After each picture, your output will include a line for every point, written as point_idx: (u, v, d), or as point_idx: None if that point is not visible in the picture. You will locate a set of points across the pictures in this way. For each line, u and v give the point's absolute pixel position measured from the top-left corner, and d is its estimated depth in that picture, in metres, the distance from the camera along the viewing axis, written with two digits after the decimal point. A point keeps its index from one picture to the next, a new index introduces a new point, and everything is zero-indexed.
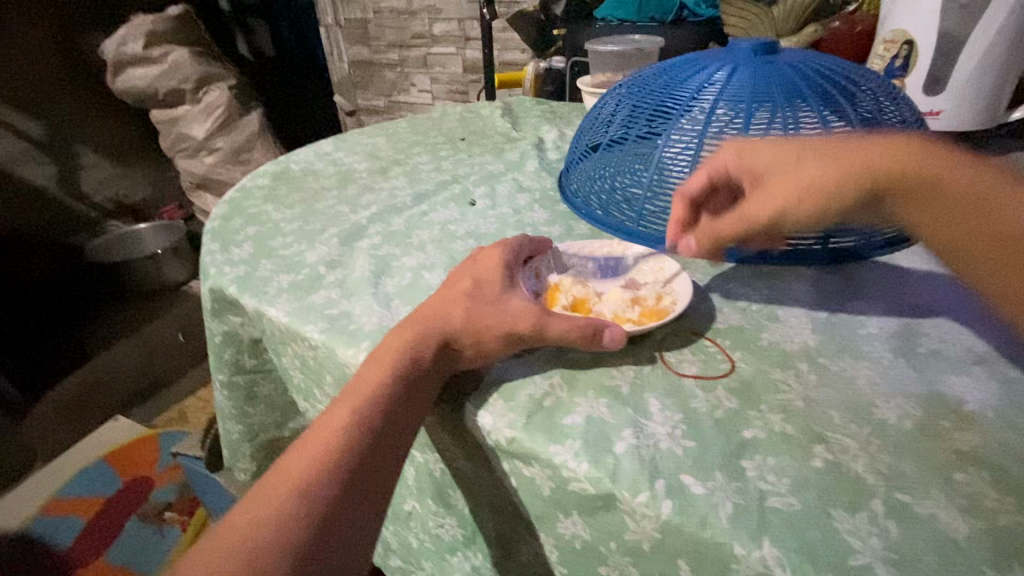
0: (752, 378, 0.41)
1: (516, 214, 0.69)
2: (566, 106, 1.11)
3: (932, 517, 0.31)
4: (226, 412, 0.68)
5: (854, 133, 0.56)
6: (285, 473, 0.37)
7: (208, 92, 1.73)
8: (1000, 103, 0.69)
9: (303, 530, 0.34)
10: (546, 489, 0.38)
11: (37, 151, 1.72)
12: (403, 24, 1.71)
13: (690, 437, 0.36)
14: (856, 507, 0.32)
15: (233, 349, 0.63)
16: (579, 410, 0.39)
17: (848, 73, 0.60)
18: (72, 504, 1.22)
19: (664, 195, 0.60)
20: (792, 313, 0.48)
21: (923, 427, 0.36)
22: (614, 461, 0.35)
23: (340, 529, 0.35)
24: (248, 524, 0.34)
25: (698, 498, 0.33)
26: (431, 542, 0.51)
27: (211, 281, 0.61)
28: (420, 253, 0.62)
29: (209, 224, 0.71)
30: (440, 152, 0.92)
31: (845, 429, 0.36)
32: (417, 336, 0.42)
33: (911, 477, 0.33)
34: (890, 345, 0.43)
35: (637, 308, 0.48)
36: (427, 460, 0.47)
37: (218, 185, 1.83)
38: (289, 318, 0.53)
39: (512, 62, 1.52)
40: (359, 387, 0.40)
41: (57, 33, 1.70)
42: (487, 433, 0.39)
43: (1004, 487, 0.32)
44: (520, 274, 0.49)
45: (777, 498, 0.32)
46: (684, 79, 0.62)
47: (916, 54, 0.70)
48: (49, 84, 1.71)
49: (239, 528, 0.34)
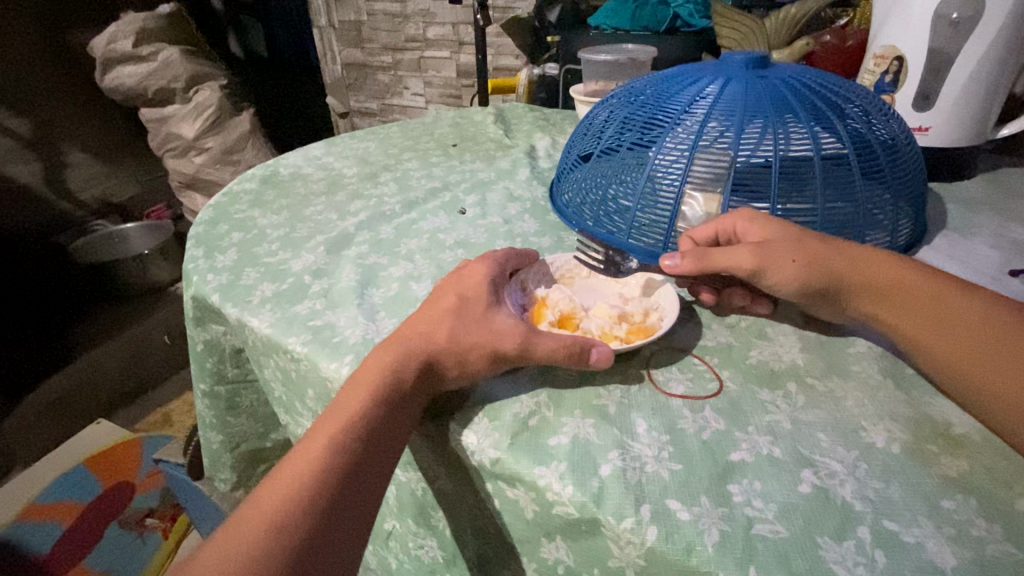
0: (740, 399, 0.40)
1: (506, 224, 0.69)
2: (559, 113, 1.11)
3: (920, 546, 0.30)
4: (206, 421, 0.67)
5: (844, 149, 0.56)
6: (261, 506, 0.36)
7: (199, 92, 1.71)
8: (988, 120, 0.69)
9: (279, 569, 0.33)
10: (529, 511, 0.37)
11: (23, 148, 1.69)
12: (397, 27, 1.70)
13: (677, 460, 0.36)
14: (843, 535, 0.31)
15: (215, 358, 0.61)
16: (565, 431, 0.38)
17: (838, 90, 0.60)
18: (49, 510, 1.18)
19: (654, 207, 0.59)
20: (782, 331, 0.48)
21: (910, 451, 0.36)
22: (599, 484, 0.35)
23: (319, 566, 0.34)
24: (222, 560, 0.33)
25: (684, 524, 0.32)
26: (411, 562, 0.50)
27: (193, 289, 0.60)
28: (408, 263, 0.61)
29: (194, 230, 0.69)
30: (431, 158, 0.91)
31: (833, 453, 0.36)
32: (400, 358, 0.41)
33: (898, 503, 0.33)
34: (879, 366, 0.43)
35: (624, 325, 0.47)
36: (409, 479, 0.46)
37: (208, 185, 1.82)
38: (272, 329, 0.52)
39: (506, 68, 1.52)
40: (338, 413, 0.39)
41: (46, 28, 1.67)
42: (471, 453, 0.39)
43: (991, 514, 0.32)
44: (506, 289, 0.48)
45: (764, 526, 0.32)
46: (677, 91, 0.62)
47: (906, 71, 0.70)
48: (36, 80, 1.68)
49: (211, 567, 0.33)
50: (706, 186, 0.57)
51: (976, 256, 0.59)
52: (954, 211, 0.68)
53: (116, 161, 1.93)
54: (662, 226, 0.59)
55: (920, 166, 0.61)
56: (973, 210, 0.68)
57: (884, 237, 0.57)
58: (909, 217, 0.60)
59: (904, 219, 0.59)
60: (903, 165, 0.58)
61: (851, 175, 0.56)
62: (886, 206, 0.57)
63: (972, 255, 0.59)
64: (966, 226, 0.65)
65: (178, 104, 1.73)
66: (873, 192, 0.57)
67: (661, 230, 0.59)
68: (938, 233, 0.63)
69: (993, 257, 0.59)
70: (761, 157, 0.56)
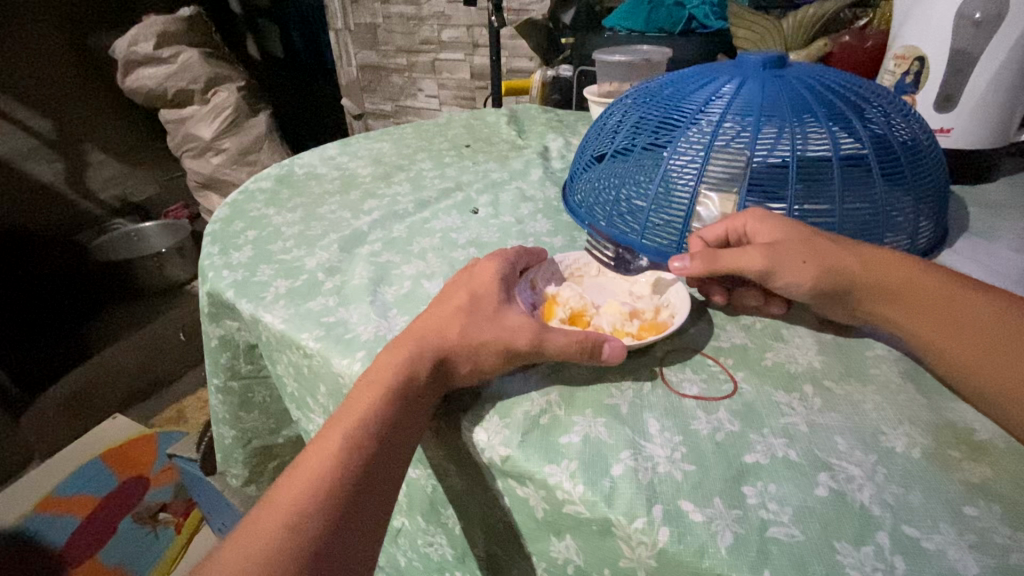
0: (755, 401, 0.40)
1: (518, 223, 0.69)
2: (573, 115, 1.11)
3: (941, 553, 0.29)
4: (220, 416, 0.67)
5: (863, 150, 0.55)
6: (277, 503, 0.36)
7: (217, 93, 1.74)
8: (1012, 121, 0.68)
9: (294, 566, 0.33)
10: (539, 510, 0.37)
11: (45, 148, 1.72)
12: (412, 29, 1.71)
13: (690, 460, 0.35)
14: (861, 540, 0.30)
15: (229, 354, 0.62)
16: (576, 429, 0.38)
17: (858, 90, 0.59)
18: (66, 503, 1.21)
19: (669, 207, 0.58)
20: (798, 333, 0.47)
21: (931, 457, 0.35)
22: (611, 484, 0.34)
23: (334, 567, 0.34)
24: (241, 557, 0.33)
25: (697, 525, 0.32)
26: (421, 559, 0.50)
27: (209, 285, 0.60)
28: (420, 261, 0.61)
29: (209, 227, 0.70)
30: (444, 158, 0.91)
31: (850, 457, 0.35)
32: (411, 355, 0.41)
33: (918, 509, 0.32)
34: (898, 369, 0.42)
35: (636, 322, 0.47)
36: (420, 475, 0.46)
37: (225, 186, 1.84)
38: (285, 325, 0.52)
39: (520, 69, 1.52)
40: (351, 410, 0.39)
41: (70, 30, 1.70)
42: (482, 450, 0.39)
43: (1015, 522, 0.31)
44: (516, 287, 0.48)
45: (779, 529, 0.31)
46: (693, 91, 0.61)
47: (928, 71, 0.68)
48: (59, 81, 1.71)
49: (227, 565, 0.33)
50: (722, 186, 0.57)
51: (999, 259, 0.58)
52: (977, 214, 0.67)
53: (136, 161, 1.95)
54: (676, 227, 0.58)
55: (941, 167, 0.59)
56: (996, 213, 0.67)
57: (904, 239, 0.56)
58: (929, 219, 0.59)
59: (923, 221, 0.58)
60: (923, 167, 0.57)
61: (870, 176, 0.55)
62: (906, 208, 0.56)
63: (995, 260, 0.58)
64: (988, 229, 0.63)
65: (196, 105, 1.75)
66: (893, 194, 0.56)
67: (675, 231, 0.58)
68: (960, 236, 0.62)
69: (1016, 262, 0.57)
70: (778, 157, 0.55)
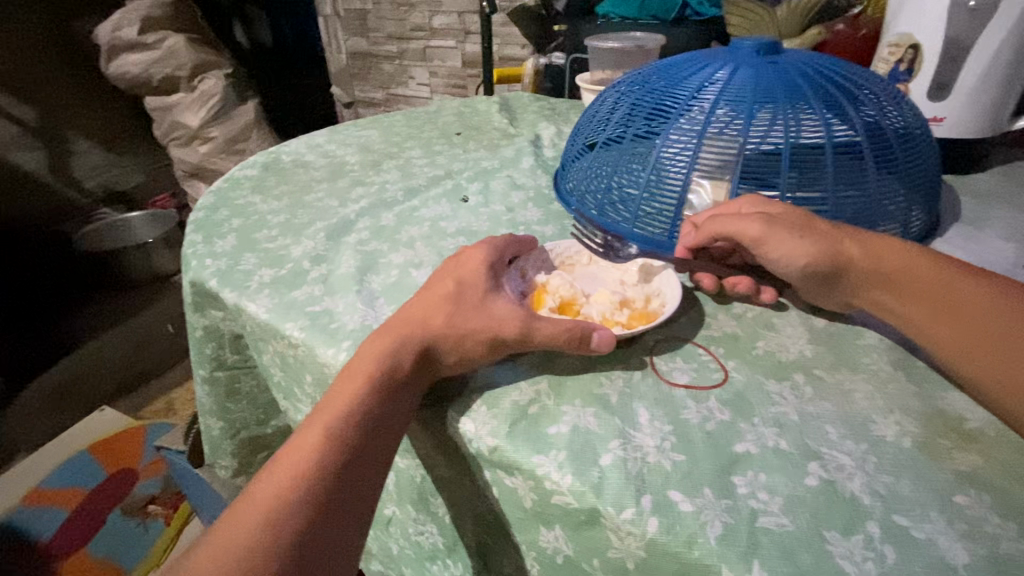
0: (745, 390, 0.39)
1: (509, 212, 0.68)
2: (565, 103, 1.09)
3: (930, 542, 0.29)
4: (207, 407, 0.67)
5: (857, 137, 0.54)
6: (258, 497, 0.35)
7: (204, 80, 1.71)
8: (1005, 111, 0.68)
9: (276, 562, 0.33)
10: (528, 500, 0.36)
11: (28, 136, 1.68)
12: (402, 16, 1.68)
13: (680, 450, 0.35)
14: (851, 529, 0.30)
15: (214, 344, 0.61)
16: (565, 420, 0.37)
17: (851, 77, 0.58)
18: (53, 495, 1.20)
19: (660, 194, 0.57)
20: (789, 321, 0.46)
21: (921, 445, 0.35)
22: (599, 474, 0.34)
23: (316, 562, 0.34)
24: (221, 554, 0.33)
25: (686, 515, 0.31)
26: (411, 548, 0.50)
27: (192, 274, 0.59)
28: (408, 250, 0.60)
29: (193, 215, 0.69)
30: (434, 146, 0.90)
31: (840, 446, 0.35)
32: (394, 346, 0.40)
33: (908, 498, 0.32)
34: (889, 357, 0.42)
35: (626, 311, 0.46)
36: (408, 466, 0.45)
37: (212, 175, 1.82)
38: (269, 315, 0.51)
39: (512, 57, 1.50)
40: (333, 403, 0.38)
41: (50, 15, 1.66)
42: (469, 441, 0.38)
43: (1005, 512, 0.31)
44: (505, 275, 0.47)
45: (769, 518, 0.31)
46: (686, 77, 0.60)
47: (921, 59, 0.68)
48: (40, 67, 1.68)
49: (208, 562, 0.33)
50: (714, 173, 0.56)
51: (992, 248, 0.58)
52: (969, 203, 0.66)
53: (122, 149, 1.92)
54: (667, 216, 0.57)
55: (934, 155, 0.59)
56: (988, 202, 0.67)
57: (898, 227, 0.56)
58: (921, 208, 0.58)
59: (915, 210, 0.58)
60: (916, 155, 0.57)
61: (864, 165, 0.54)
62: (898, 197, 0.56)
63: (987, 248, 0.57)
64: (981, 218, 0.63)
65: (183, 93, 1.72)
66: (885, 182, 0.55)
67: (667, 218, 0.57)
68: (953, 225, 0.62)
69: (1009, 250, 0.57)
70: (771, 145, 0.55)
